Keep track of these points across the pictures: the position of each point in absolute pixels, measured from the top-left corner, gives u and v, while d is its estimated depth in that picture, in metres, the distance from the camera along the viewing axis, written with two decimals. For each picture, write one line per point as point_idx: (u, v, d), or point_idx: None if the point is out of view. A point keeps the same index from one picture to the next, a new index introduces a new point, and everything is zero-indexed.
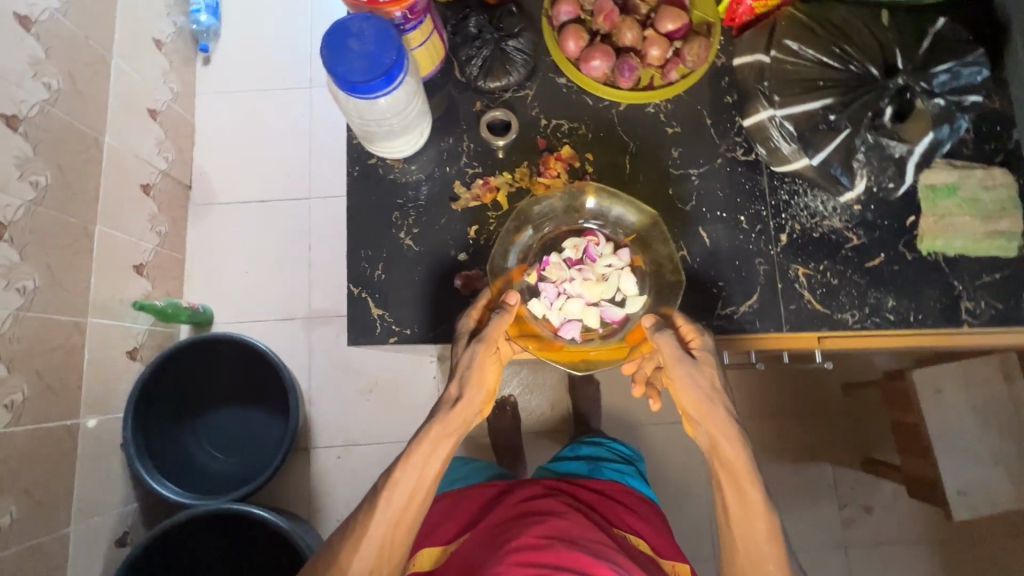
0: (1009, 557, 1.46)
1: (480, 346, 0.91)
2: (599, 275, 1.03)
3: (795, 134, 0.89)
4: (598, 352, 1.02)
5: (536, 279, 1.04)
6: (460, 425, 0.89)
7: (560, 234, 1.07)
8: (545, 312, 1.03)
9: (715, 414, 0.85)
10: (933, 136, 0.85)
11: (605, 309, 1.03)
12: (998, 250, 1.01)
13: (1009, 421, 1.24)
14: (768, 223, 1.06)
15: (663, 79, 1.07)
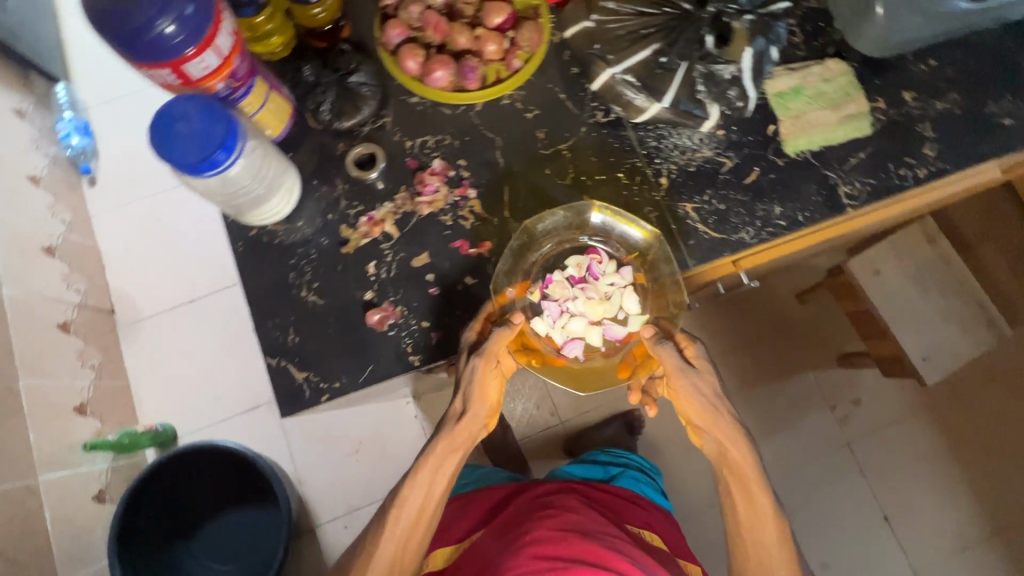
0: (991, 400, 1.57)
1: (480, 359, 0.88)
2: (602, 295, 0.98)
3: (640, 84, 0.91)
4: (600, 371, 0.97)
5: (539, 297, 0.98)
6: (466, 439, 0.90)
7: (561, 252, 0.99)
8: (548, 330, 0.97)
9: (723, 423, 0.88)
10: (753, 50, 0.89)
11: (607, 327, 0.98)
12: (855, 132, 0.94)
13: (945, 279, 1.35)
14: (646, 172, 0.97)
15: (508, 70, 0.99)
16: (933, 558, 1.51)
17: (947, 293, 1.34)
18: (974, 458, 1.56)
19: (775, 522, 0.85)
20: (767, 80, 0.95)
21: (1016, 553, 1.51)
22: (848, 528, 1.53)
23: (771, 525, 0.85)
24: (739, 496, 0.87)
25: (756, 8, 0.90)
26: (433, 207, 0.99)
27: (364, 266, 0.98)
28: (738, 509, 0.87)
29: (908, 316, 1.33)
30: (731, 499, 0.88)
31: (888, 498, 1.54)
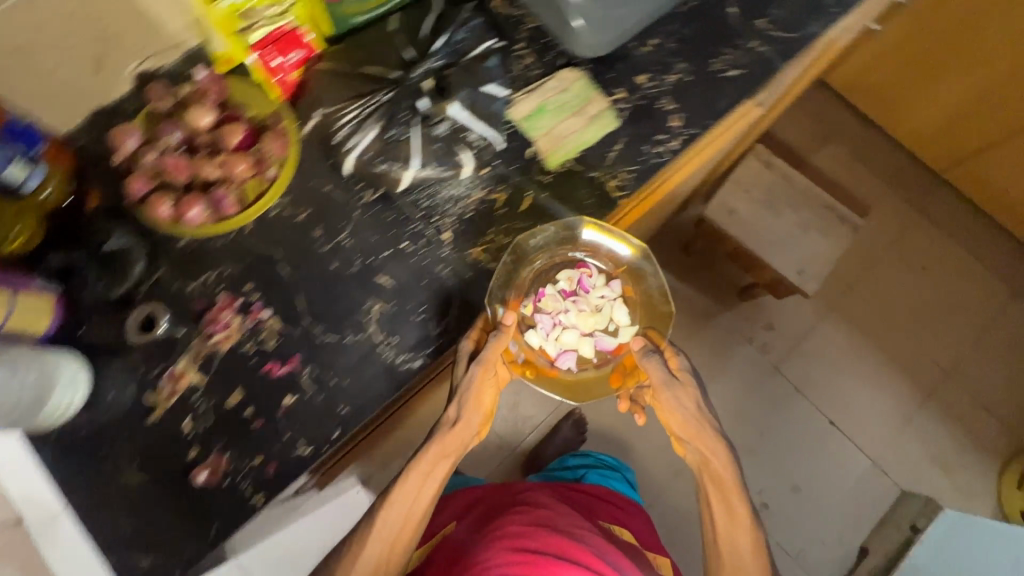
0: (877, 282, 1.70)
1: (479, 367, 0.80)
2: (592, 308, 0.89)
3: (381, 160, 0.81)
4: (596, 385, 0.88)
5: (532, 311, 0.88)
6: (458, 445, 0.88)
7: (552, 264, 0.88)
8: (540, 342, 0.87)
9: (707, 433, 0.88)
10: (475, 93, 0.82)
11: (598, 339, 0.88)
12: (602, 129, 0.86)
13: (795, 195, 1.44)
14: (427, 233, 0.85)
15: (266, 181, 0.83)
16: (886, 441, 1.60)
17: (800, 206, 1.43)
18: (887, 338, 1.67)
19: (756, 528, 0.85)
20: (506, 106, 0.85)
21: (951, 408, 1.63)
22: (806, 446, 1.59)
23: (753, 538, 0.84)
24: (722, 503, 0.87)
25: (466, 56, 0.83)
26: (228, 345, 0.82)
27: (174, 426, 0.81)
28: (721, 523, 0.86)
29: (775, 239, 1.41)
30: (713, 510, 0.88)
31: (829, 404, 1.62)
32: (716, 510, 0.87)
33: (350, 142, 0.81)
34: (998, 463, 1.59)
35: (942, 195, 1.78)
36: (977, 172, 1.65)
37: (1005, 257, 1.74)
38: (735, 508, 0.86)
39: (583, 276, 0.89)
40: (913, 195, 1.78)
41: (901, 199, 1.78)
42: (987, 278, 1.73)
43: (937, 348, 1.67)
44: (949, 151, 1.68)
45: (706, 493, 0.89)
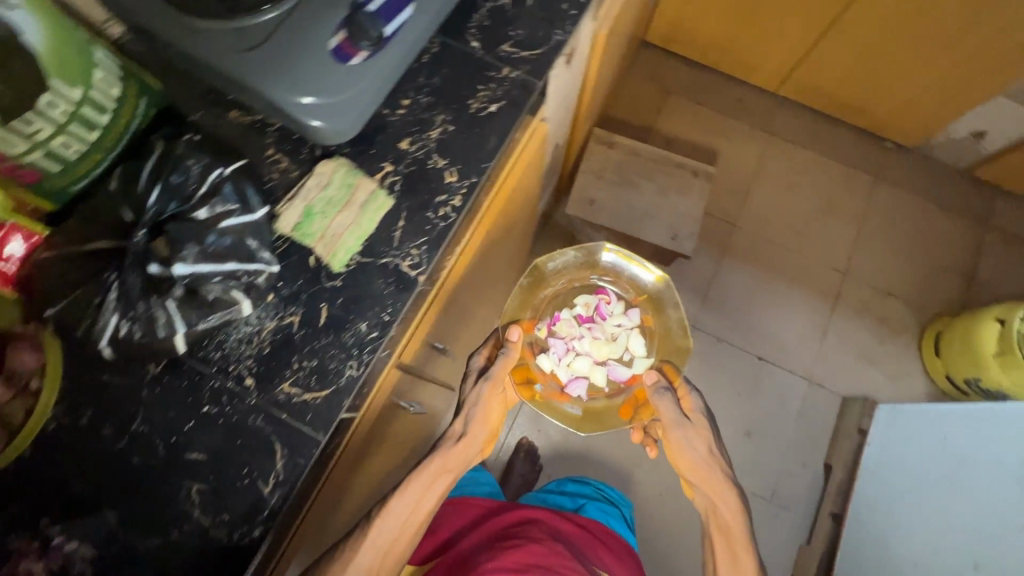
0: (751, 211, 1.77)
1: (487, 386, 1.05)
2: (608, 335, 1.24)
3: (145, 337, 0.59)
4: (597, 406, 1.21)
5: (548, 335, 1.20)
6: (460, 463, 1.02)
7: (572, 290, 1.27)
8: (552, 365, 1.18)
9: (714, 476, 1.08)
10: (225, 220, 0.62)
11: (611, 368, 1.22)
12: (381, 211, 0.71)
13: (644, 164, 1.45)
14: (227, 390, 0.65)
15: (26, 398, 0.62)
16: (812, 356, 1.65)
17: (653, 173, 1.45)
18: (780, 260, 1.73)
19: (746, 545, 1.02)
20: (270, 221, 0.68)
21: (858, 303, 1.70)
22: (745, 390, 1.61)
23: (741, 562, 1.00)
24: (718, 527, 1.05)
25: (193, 196, 0.61)
26: None
27: None
28: (713, 545, 1.04)
29: (640, 213, 1.42)
30: (712, 536, 1.05)
31: (753, 342, 1.66)
32: (716, 538, 1.04)
33: (106, 326, 0.59)
34: (915, 339, 1.67)
35: (784, 111, 1.87)
36: (805, 80, 1.74)
37: (856, 149, 1.84)
38: (734, 539, 1.02)
39: (601, 303, 1.25)
40: (757, 120, 1.86)
41: (749, 127, 1.85)
42: (848, 173, 1.82)
43: (826, 252, 1.74)
44: (775, 70, 1.75)
45: (709, 518, 1.08)
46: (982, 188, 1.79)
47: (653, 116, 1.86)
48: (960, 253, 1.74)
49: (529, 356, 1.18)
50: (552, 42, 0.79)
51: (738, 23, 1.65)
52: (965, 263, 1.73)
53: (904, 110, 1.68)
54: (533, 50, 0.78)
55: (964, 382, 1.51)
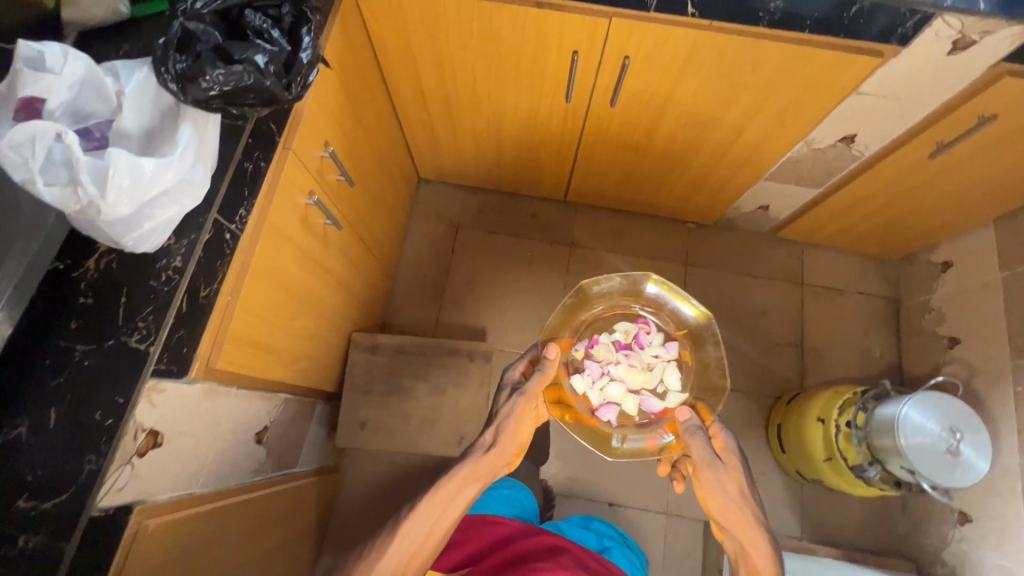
0: None
1: (521, 402, 0.88)
2: (646, 364, 0.92)
3: None
4: (630, 441, 0.89)
5: (582, 356, 0.93)
6: (491, 474, 0.86)
7: (610, 316, 0.97)
8: (585, 389, 0.90)
9: (749, 521, 0.83)
10: None
11: (645, 399, 0.90)
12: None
13: (413, 363, 1.30)
14: None
15: None
16: (664, 487, 1.53)
17: (423, 370, 1.30)
18: None
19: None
20: None
21: None
22: None
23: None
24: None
25: None
26: None
27: None
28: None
29: (419, 422, 1.29)
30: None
31: (599, 487, 1.54)
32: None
33: None
34: (762, 431, 1.58)
35: (580, 216, 1.77)
36: (584, 189, 1.65)
37: (661, 237, 1.75)
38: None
39: (641, 330, 0.95)
40: (555, 232, 1.75)
41: (548, 242, 1.75)
42: (658, 267, 1.73)
43: None
44: (552, 185, 1.66)
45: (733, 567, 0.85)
46: (792, 248, 1.73)
47: (447, 256, 1.73)
48: (785, 321, 1.68)
49: (564, 375, 0.92)
50: (83, 474, 0.62)
51: (493, 156, 1.56)
52: (792, 332, 1.67)
53: (687, 198, 1.59)
54: (56, 496, 0.62)
55: (810, 477, 1.43)
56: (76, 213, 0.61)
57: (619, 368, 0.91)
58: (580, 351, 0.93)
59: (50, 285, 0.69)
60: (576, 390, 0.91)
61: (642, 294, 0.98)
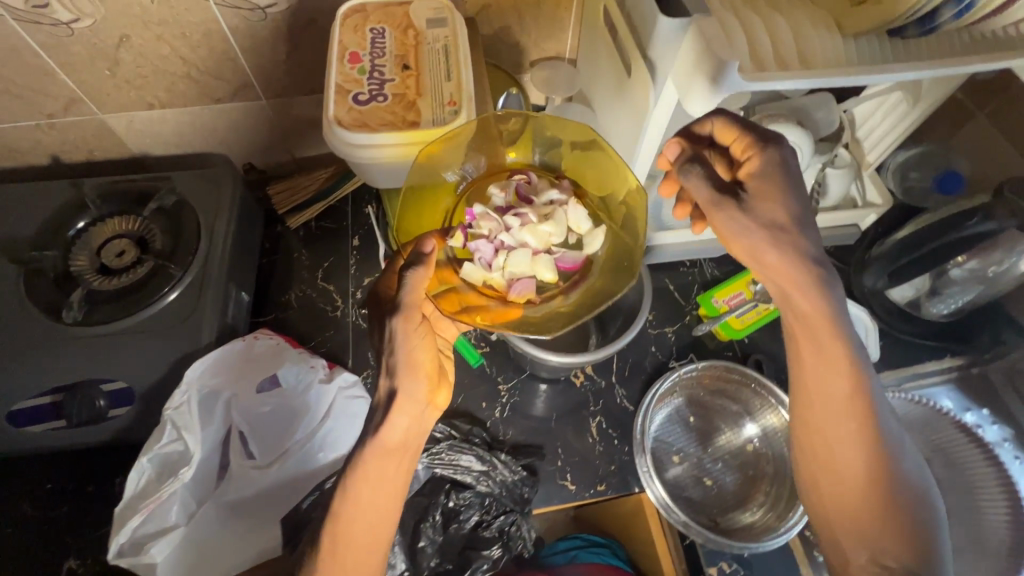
0: None
1: (401, 325, 0.45)
2: (546, 210, 0.52)
3: None
4: (572, 300, 0.51)
5: (461, 236, 0.50)
6: (411, 423, 0.47)
7: (477, 183, 0.56)
8: (484, 275, 0.50)
9: (803, 274, 0.48)
10: None
11: (560, 256, 0.52)
12: None
13: None
14: None
15: None
16: None
17: None
18: None
19: (919, 487, 0.49)
20: None
21: None
22: None
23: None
24: (892, 463, 0.48)
25: None
26: None
27: None
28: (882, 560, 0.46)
29: None
30: (896, 515, 0.47)
31: None
32: (901, 525, 0.47)
33: None
34: None
35: None
36: None
37: None
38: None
39: (520, 181, 0.55)
40: None
41: None
42: None
43: None
44: None
45: (868, 452, 0.49)
46: None
47: None
48: None
49: (455, 275, 0.51)
50: None
51: None
52: None
53: None
54: None
55: None
56: (117, 507, 0.56)
57: (516, 229, 0.50)
58: (453, 171, 0.55)
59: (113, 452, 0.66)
60: (474, 282, 0.50)
61: (493, 142, 0.58)
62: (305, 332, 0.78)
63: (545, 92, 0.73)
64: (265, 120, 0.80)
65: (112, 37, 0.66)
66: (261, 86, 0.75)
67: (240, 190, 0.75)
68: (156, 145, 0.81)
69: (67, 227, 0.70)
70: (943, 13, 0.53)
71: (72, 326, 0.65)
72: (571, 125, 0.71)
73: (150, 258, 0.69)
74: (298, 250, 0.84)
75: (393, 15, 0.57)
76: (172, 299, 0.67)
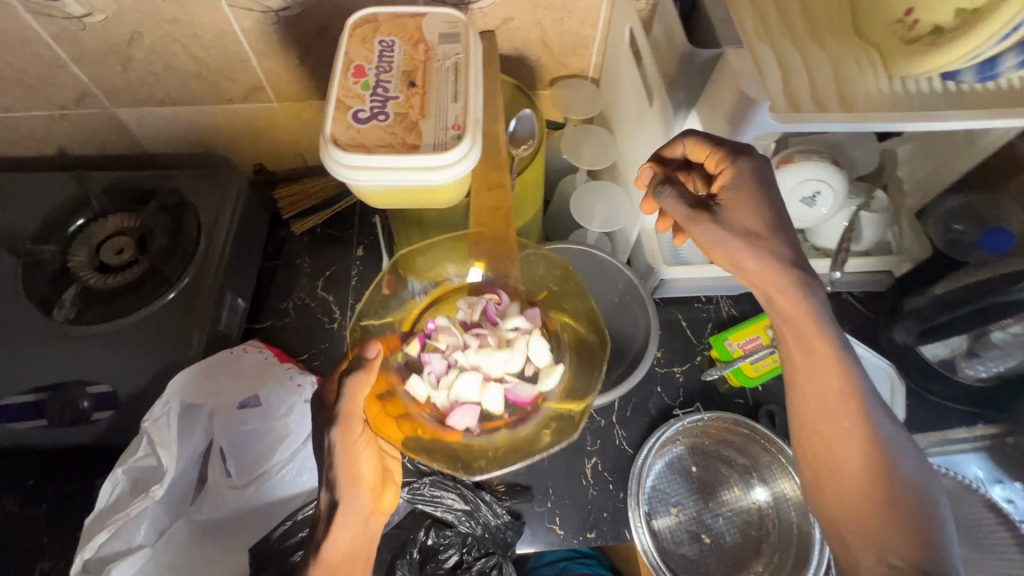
0: None
1: (340, 435, 0.47)
2: (501, 342, 0.58)
3: None
4: (513, 437, 0.55)
5: (416, 351, 0.58)
6: (357, 535, 0.49)
7: (447, 298, 0.63)
8: (429, 393, 0.55)
9: (788, 275, 0.46)
10: None
11: (512, 388, 0.57)
12: None
13: None
14: None
15: None
16: None
17: None
18: None
19: (921, 483, 0.46)
20: None
21: None
22: None
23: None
24: (891, 458, 0.46)
25: None
26: None
27: None
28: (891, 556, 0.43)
29: None
30: (900, 509, 0.44)
31: None
32: (906, 523, 0.44)
33: None
34: None
35: None
36: None
37: None
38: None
39: (489, 301, 0.61)
40: None
41: None
42: None
43: None
44: None
45: (865, 448, 0.47)
46: None
47: None
48: None
49: (401, 384, 0.56)
50: None
51: None
52: None
53: None
54: None
55: None
56: (88, 519, 0.54)
57: (471, 351, 0.57)
58: (417, 282, 0.62)
59: (91, 456, 0.65)
60: (418, 396, 0.55)
61: (486, 251, 0.62)
62: (299, 342, 0.75)
63: (564, 112, 0.68)
64: (275, 122, 0.78)
65: (123, 34, 0.64)
66: (271, 89, 0.73)
67: (244, 194, 0.74)
68: (166, 140, 0.80)
69: (71, 222, 0.71)
70: (1007, 59, 0.46)
71: (64, 322, 0.64)
72: (589, 149, 0.67)
73: (146, 258, 0.68)
74: (301, 256, 0.81)
75: (405, 27, 0.54)
76: (166, 304, 0.66)
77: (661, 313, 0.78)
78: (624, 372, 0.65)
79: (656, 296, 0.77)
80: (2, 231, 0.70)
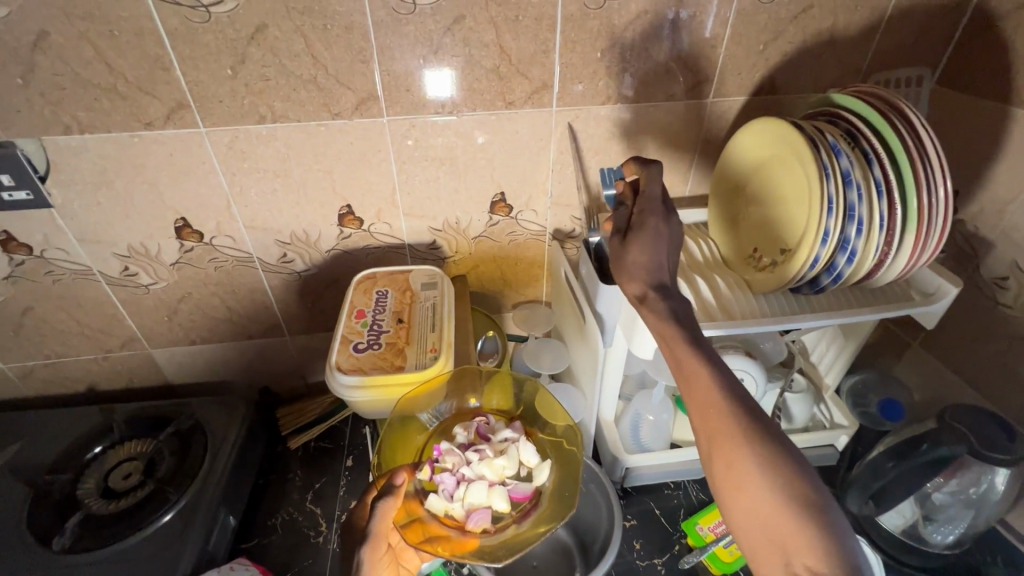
0: None
1: (368, 554, 0.55)
2: (501, 446, 0.63)
3: None
4: (523, 531, 0.57)
5: (427, 472, 0.60)
6: None
7: (450, 422, 0.67)
8: (447, 504, 0.57)
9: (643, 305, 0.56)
10: None
11: (511, 486, 0.60)
12: None
13: None
14: None
15: None
16: None
17: None
18: None
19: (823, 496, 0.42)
20: None
21: None
22: None
23: None
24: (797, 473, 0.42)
25: None
26: None
27: None
28: None
29: None
30: (819, 536, 0.39)
31: None
32: (821, 550, 0.39)
33: None
34: None
35: None
36: None
37: None
38: None
39: (480, 422, 0.66)
40: None
41: None
42: None
43: None
44: None
45: (764, 469, 0.43)
46: None
47: None
48: None
49: (421, 505, 0.59)
50: None
51: None
52: None
53: None
54: None
55: None
56: None
57: (475, 462, 0.60)
58: (427, 412, 0.67)
59: None
60: (437, 512, 0.58)
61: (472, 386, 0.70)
62: (284, 559, 0.76)
63: (526, 329, 0.85)
64: (286, 352, 0.93)
65: (177, 294, 0.83)
66: (286, 325, 0.90)
67: (250, 415, 0.84)
68: (188, 373, 0.93)
69: (88, 450, 0.78)
70: (823, 279, 0.62)
71: (60, 554, 0.67)
72: (547, 357, 0.81)
73: (152, 481, 0.74)
74: (294, 470, 0.87)
75: (396, 280, 0.74)
76: (161, 526, 0.69)
77: (635, 503, 0.82)
78: (604, 541, 0.69)
79: (626, 485, 0.82)
80: (25, 464, 0.77)
